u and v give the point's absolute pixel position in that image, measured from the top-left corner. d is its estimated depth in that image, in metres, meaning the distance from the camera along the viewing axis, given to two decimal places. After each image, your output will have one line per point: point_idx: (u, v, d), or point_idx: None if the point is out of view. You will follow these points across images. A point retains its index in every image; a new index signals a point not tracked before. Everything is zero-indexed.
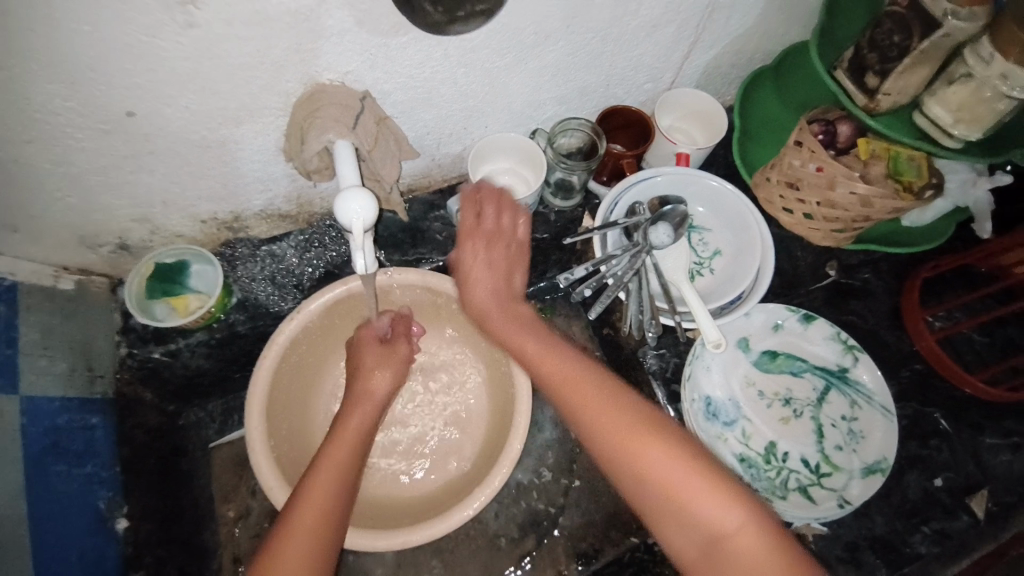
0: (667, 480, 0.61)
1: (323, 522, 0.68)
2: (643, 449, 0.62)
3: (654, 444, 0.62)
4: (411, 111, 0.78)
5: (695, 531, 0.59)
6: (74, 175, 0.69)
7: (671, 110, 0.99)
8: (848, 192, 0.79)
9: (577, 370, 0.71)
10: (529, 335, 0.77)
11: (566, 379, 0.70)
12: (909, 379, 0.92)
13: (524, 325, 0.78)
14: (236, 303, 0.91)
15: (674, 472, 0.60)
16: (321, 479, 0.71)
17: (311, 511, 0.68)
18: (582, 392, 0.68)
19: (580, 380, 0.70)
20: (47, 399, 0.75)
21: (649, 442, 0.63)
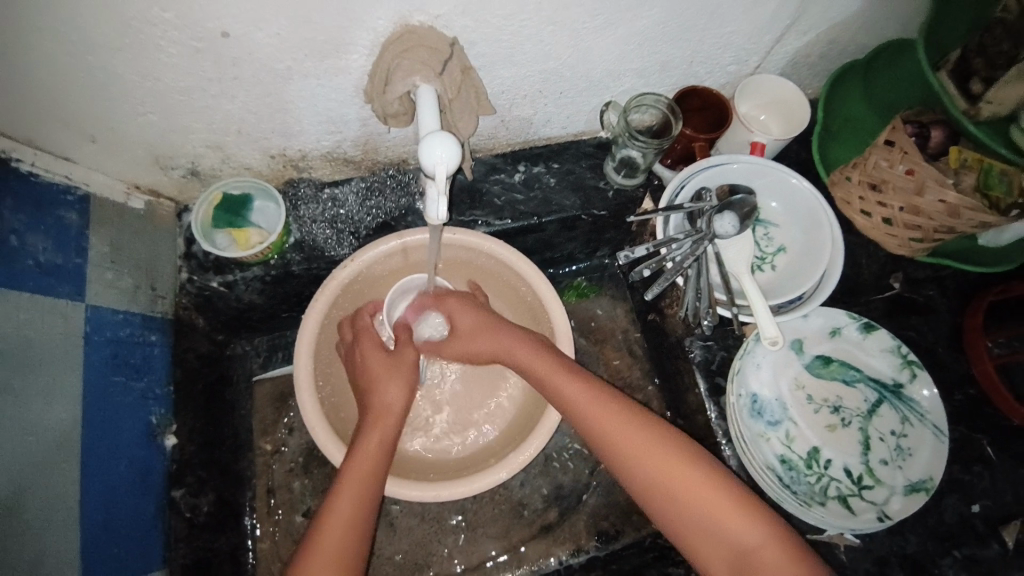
0: (680, 497, 0.64)
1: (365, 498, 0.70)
2: (661, 462, 0.66)
3: (676, 464, 0.65)
4: (492, 66, 0.77)
5: (721, 543, 0.62)
6: (158, 92, 0.70)
7: (750, 97, 0.95)
8: (936, 199, 0.76)
9: (583, 393, 0.72)
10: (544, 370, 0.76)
11: (591, 412, 0.71)
12: (962, 402, 0.89)
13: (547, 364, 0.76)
14: (293, 243, 0.91)
15: (694, 495, 0.63)
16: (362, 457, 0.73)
17: (354, 483, 0.71)
18: (597, 415, 0.70)
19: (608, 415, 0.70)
20: (111, 310, 0.77)
21: (676, 465, 0.65)
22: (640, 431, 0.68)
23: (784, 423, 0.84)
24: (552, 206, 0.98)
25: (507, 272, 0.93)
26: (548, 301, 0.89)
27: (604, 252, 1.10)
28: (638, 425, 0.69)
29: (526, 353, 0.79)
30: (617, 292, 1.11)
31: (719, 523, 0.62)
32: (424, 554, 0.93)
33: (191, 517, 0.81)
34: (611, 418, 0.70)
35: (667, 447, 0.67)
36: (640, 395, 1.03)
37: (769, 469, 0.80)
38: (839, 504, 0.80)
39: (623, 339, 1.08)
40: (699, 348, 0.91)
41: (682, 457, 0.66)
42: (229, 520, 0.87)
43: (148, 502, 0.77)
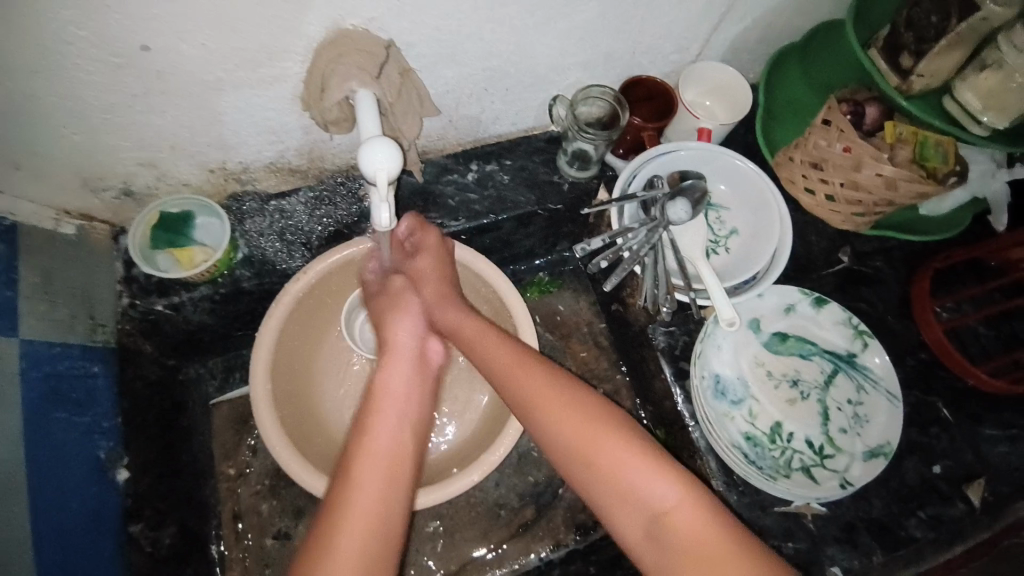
0: (601, 464, 0.64)
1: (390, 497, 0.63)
2: (581, 426, 0.66)
3: (603, 432, 0.65)
4: (434, 66, 0.75)
5: (639, 507, 0.62)
6: (79, 111, 0.66)
7: (694, 83, 0.97)
8: (873, 174, 0.78)
9: (512, 361, 0.72)
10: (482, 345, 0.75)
11: (520, 377, 0.71)
12: (913, 367, 0.93)
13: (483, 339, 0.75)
14: (242, 259, 0.88)
15: (618, 459, 0.64)
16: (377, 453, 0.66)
17: (374, 477, 0.64)
18: (525, 383, 0.70)
19: (537, 381, 0.70)
20: (47, 344, 0.73)
21: (598, 434, 0.65)
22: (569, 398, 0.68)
23: (747, 401, 0.85)
24: (506, 203, 0.97)
25: (464, 271, 0.92)
26: (509, 299, 0.88)
27: (563, 246, 1.10)
28: (564, 398, 0.68)
29: (487, 341, 0.75)
30: (578, 285, 1.11)
31: (631, 488, 0.62)
32: (403, 565, 0.91)
33: (152, 551, 0.77)
34: (544, 393, 0.69)
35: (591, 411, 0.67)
36: (608, 385, 1.02)
37: (734, 448, 0.81)
38: (803, 476, 0.82)
39: (587, 332, 1.07)
40: (662, 335, 0.92)
41: (607, 424, 0.66)
42: (197, 550, 0.84)
43: (106, 541, 0.73)
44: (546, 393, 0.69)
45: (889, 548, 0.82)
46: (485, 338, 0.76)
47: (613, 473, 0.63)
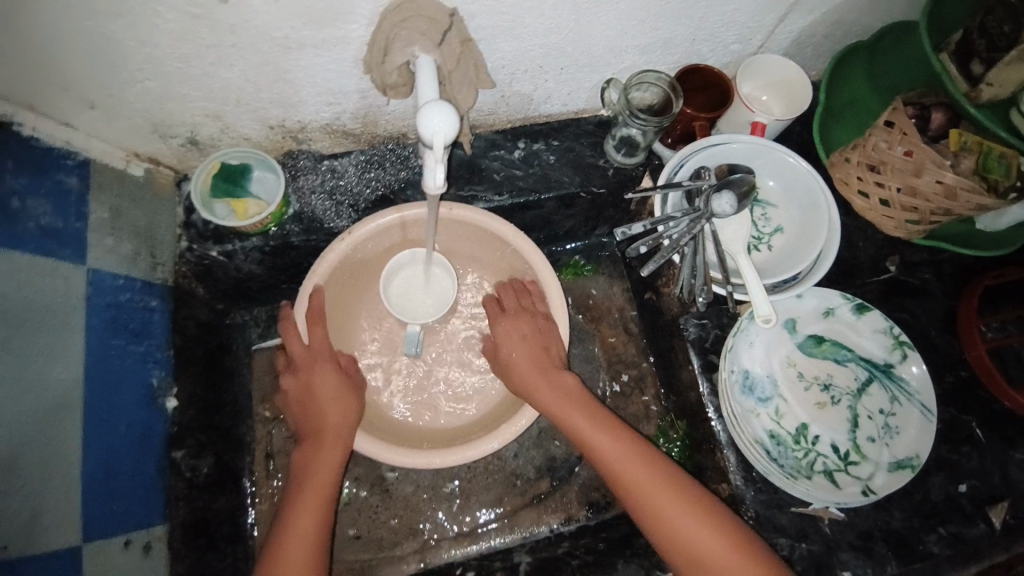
0: (697, 552, 0.69)
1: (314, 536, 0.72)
2: (678, 513, 0.71)
3: (701, 525, 0.70)
4: (493, 39, 0.77)
5: None
6: (155, 59, 0.70)
7: (753, 76, 0.95)
8: (934, 180, 0.76)
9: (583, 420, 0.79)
10: (542, 383, 0.83)
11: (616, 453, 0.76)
12: (951, 384, 0.90)
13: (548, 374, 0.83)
14: (293, 215, 0.92)
15: (688, 525, 0.70)
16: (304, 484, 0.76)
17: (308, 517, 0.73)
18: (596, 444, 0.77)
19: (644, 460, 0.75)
20: (111, 276, 0.78)
21: (703, 528, 0.69)
22: (674, 493, 0.72)
23: (774, 400, 0.85)
24: (550, 182, 0.98)
25: (505, 248, 0.93)
26: (545, 280, 0.90)
27: (602, 230, 1.11)
28: (675, 495, 0.72)
29: (545, 385, 0.82)
30: (614, 271, 1.12)
31: (724, 570, 0.68)
32: (417, 521, 0.94)
33: (190, 477, 0.84)
34: (655, 486, 0.72)
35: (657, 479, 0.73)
36: (634, 371, 1.05)
37: (757, 444, 0.81)
38: (824, 479, 0.81)
39: (618, 317, 1.09)
40: (694, 326, 0.91)
41: (700, 514, 0.71)
42: (228, 483, 0.89)
43: (148, 462, 0.79)
44: (643, 483, 0.73)
45: (904, 560, 0.81)
46: (534, 376, 0.83)
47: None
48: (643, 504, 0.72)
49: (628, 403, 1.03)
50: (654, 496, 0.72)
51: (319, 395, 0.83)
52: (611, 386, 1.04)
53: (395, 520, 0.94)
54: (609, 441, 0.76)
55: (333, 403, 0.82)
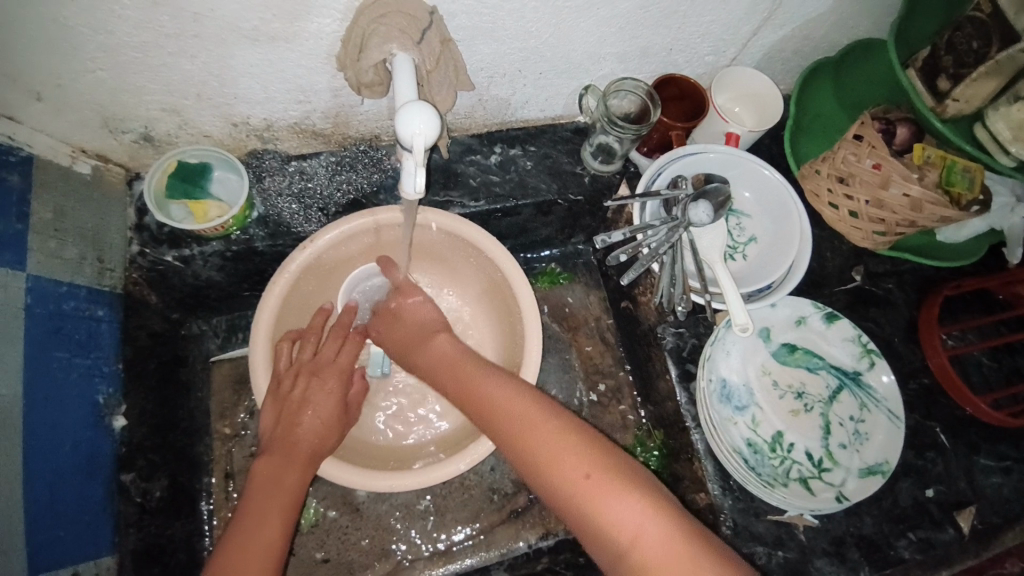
0: (571, 489, 0.61)
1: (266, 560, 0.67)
2: (553, 452, 0.63)
3: (572, 455, 0.62)
4: (473, 40, 0.75)
5: (607, 529, 0.58)
6: (108, 47, 0.65)
7: (727, 88, 0.96)
8: (900, 193, 0.79)
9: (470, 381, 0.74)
10: (428, 358, 0.80)
11: (498, 404, 0.70)
12: (915, 391, 0.93)
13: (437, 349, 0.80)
14: (257, 218, 0.87)
15: (563, 464, 0.62)
16: (259, 506, 0.71)
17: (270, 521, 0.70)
18: (483, 401, 0.71)
19: (525, 408, 0.68)
20: (55, 282, 0.71)
21: (575, 458, 0.62)
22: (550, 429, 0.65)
23: (750, 408, 0.85)
24: (528, 189, 0.97)
25: (479, 256, 0.90)
26: (517, 287, 0.86)
27: (579, 239, 1.10)
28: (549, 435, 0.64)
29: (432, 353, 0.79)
30: (590, 280, 1.11)
31: (600, 509, 0.58)
32: (390, 541, 0.90)
33: (142, 502, 0.76)
34: (532, 429, 0.65)
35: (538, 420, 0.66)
36: (611, 380, 1.05)
37: (735, 453, 0.81)
38: (799, 486, 0.81)
39: (595, 327, 1.08)
40: (671, 335, 0.91)
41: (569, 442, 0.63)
42: (184, 506, 0.83)
43: (94, 486, 0.72)
44: (519, 424, 0.67)
45: (877, 565, 0.83)
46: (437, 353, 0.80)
47: (594, 501, 0.59)
48: (533, 456, 0.64)
49: (605, 413, 1.02)
50: (535, 444, 0.64)
51: (314, 412, 0.78)
52: (588, 396, 1.03)
53: (367, 540, 0.90)
54: (506, 409, 0.69)
55: (298, 429, 0.77)
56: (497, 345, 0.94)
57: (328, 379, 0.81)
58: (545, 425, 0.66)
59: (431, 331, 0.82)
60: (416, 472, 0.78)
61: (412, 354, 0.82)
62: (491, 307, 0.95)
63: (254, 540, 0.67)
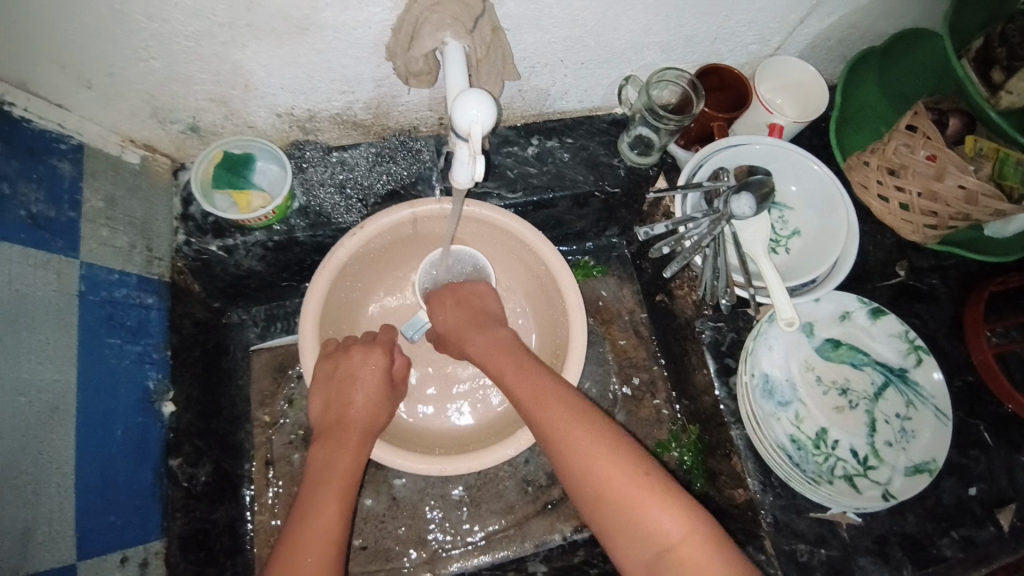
0: (615, 494, 0.62)
1: (330, 540, 0.66)
2: (598, 458, 0.64)
3: (615, 465, 0.64)
4: (519, 29, 0.74)
5: (646, 538, 0.60)
6: (162, 36, 0.66)
7: (769, 78, 0.94)
8: (955, 185, 0.77)
9: (519, 377, 0.74)
10: (490, 351, 0.79)
11: (544, 400, 0.70)
12: (959, 389, 0.91)
13: (496, 345, 0.79)
14: (298, 209, 0.87)
15: (611, 472, 0.63)
16: (314, 483, 0.70)
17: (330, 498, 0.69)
18: (532, 395, 0.71)
19: (569, 407, 0.69)
20: (105, 269, 0.73)
21: (618, 467, 0.63)
22: (589, 437, 0.66)
23: (794, 404, 0.84)
24: (565, 181, 0.96)
25: (520, 247, 0.90)
26: (561, 278, 0.86)
27: (613, 232, 1.09)
28: (591, 441, 0.65)
29: (489, 351, 0.79)
30: (624, 273, 1.10)
31: (640, 518, 0.60)
32: (425, 530, 0.91)
33: (188, 486, 0.77)
34: (575, 433, 0.67)
35: (587, 420, 0.68)
36: (645, 375, 1.04)
37: (779, 449, 0.80)
38: (844, 483, 0.80)
39: (628, 320, 1.07)
40: (710, 329, 0.90)
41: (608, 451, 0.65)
42: (227, 492, 0.84)
43: (145, 471, 0.73)
44: (565, 422, 0.68)
45: (920, 564, 0.81)
46: (497, 351, 0.79)
47: (636, 506, 0.61)
48: (580, 456, 0.65)
49: (639, 407, 1.02)
50: (577, 450, 0.65)
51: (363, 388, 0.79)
52: (622, 390, 1.03)
53: (403, 528, 0.91)
54: (549, 407, 0.69)
55: (354, 411, 0.77)
56: (536, 336, 0.94)
57: (370, 355, 0.81)
58: (593, 426, 0.67)
59: (486, 321, 0.83)
60: (464, 457, 0.78)
61: (469, 344, 0.82)
62: (531, 299, 0.95)
63: (319, 518, 0.67)
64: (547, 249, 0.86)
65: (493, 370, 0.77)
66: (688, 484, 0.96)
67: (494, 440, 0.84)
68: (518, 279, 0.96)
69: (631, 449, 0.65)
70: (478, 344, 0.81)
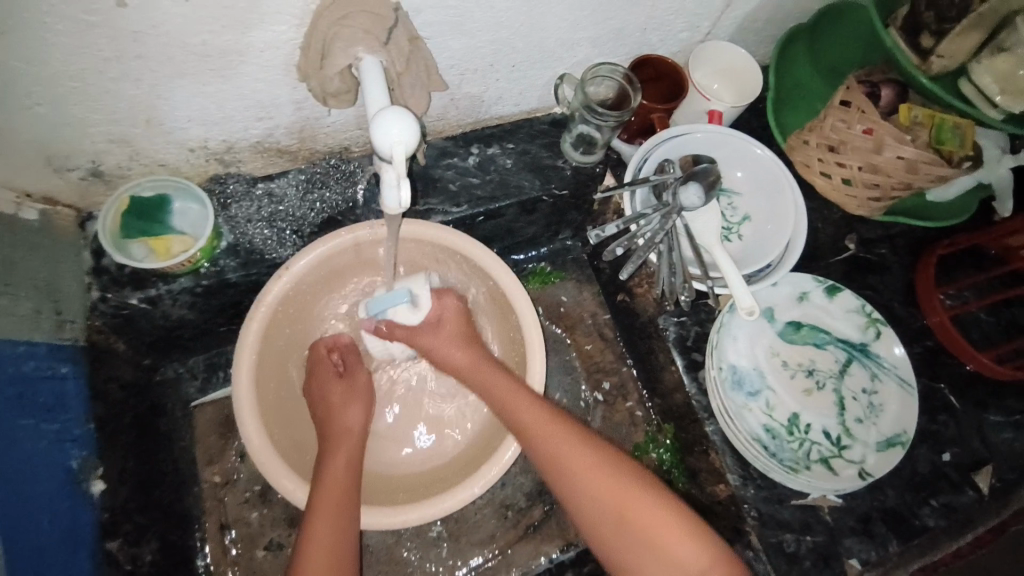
0: (632, 520, 0.64)
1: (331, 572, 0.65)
2: (615, 485, 0.66)
3: (631, 491, 0.65)
4: (442, 37, 0.70)
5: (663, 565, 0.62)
6: (44, 79, 0.59)
7: (702, 64, 0.94)
8: (894, 156, 0.77)
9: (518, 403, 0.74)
10: (491, 380, 0.78)
11: (545, 429, 0.71)
12: (920, 355, 0.91)
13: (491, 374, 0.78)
14: (226, 248, 0.81)
15: (630, 498, 0.65)
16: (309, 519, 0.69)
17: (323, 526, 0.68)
18: (535, 423, 0.71)
19: (572, 434, 0.70)
20: (9, 343, 0.64)
21: (633, 494, 0.65)
22: (593, 461, 0.68)
23: (763, 393, 0.83)
24: (509, 188, 0.92)
25: (471, 266, 0.86)
26: (514, 296, 0.82)
27: (566, 235, 1.06)
28: (597, 465, 0.68)
29: (483, 380, 0.78)
30: (582, 276, 1.06)
31: (659, 546, 0.63)
32: (404, 573, 0.86)
33: (133, 568, 0.70)
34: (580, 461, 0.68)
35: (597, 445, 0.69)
36: (615, 378, 1.01)
37: (754, 440, 0.79)
38: (821, 467, 0.80)
39: (592, 323, 1.04)
40: (674, 326, 0.89)
41: (613, 473, 0.67)
42: (179, 565, 0.77)
43: (78, 560, 0.66)
44: (573, 450, 0.69)
45: (904, 537, 0.81)
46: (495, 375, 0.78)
47: (653, 536, 0.63)
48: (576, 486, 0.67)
49: (612, 411, 0.99)
50: (581, 475, 0.67)
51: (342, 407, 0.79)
52: (593, 396, 1.00)
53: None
54: (543, 432, 0.71)
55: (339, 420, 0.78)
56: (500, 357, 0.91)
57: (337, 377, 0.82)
58: (604, 451, 0.69)
59: (476, 346, 0.81)
60: (427, 501, 0.75)
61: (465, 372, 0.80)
62: (485, 319, 0.90)
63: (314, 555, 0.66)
64: (498, 267, 0.83)
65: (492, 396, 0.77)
66: (669, 485, 0.94)
67: (456, 479, 0.80)
68: (478, 300, 0.91)
69: (641, 472, 0.68)
70: (474, 372, 0.79)
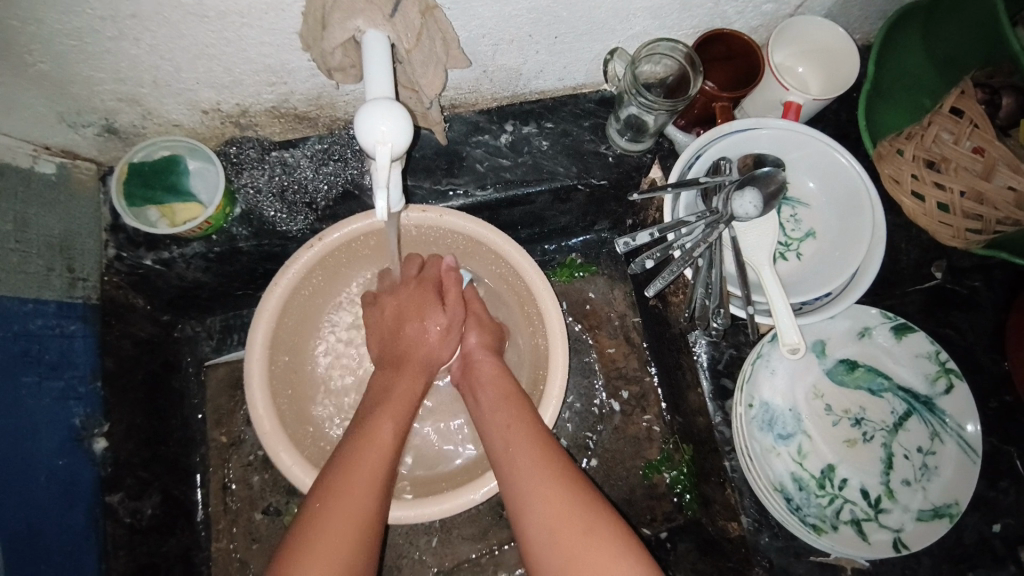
0: (554, 513, 0.60)
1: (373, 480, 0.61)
2: (539, 481, 0.63)
3: (548, 478, 0.63)
4: (468, 4, 0.61)
5: (569, 549, 0.58)
6: (41, 37, 0.56)
7: (789, 44, 0.78)
8: (1005, 185, 0.63)
9: (502, 414, 0.70)
10: (494, 388, 0.74)
11: (511, 440, 0.67)
12: (996, 412, 0.75)
13: (498, 383, 0.74)
14: (239, 215, 0.78)
15: (550, 491, 0.61)
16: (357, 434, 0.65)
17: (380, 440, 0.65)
18: (511, 430, 0.68)
19: (535, 448, 0.66)
20: (17, 300, 0.65)
21: (555, 477, 0.63)
22: (536, 454, 0.65)
23: (796, 437, 0.74)
24: (543, 173, 0.83)
25: (500, 261, 0.82)
26: (545, 303, 0.78)
27: (603, 226, 0.97)
28: (546, 462, 0.64)
29: (494, 389, 0.74)
30: (615, 272, 0.98)
31: (576, 528, 0.59)
32: (392, 558, 0.86)
33: (130, 521, 0.73)
34: (537, 475, 0.63)
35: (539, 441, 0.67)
36: (635, 388, 0.94)
37: (777, 491, 0.70)
38: (850, 529, 0.71)
39: (619, 325, 0.96)
40: (706, 346, 0.79)
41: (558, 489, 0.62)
42: (181, 518, 0.81)
43: (76, 513, 0.67)
44: (523, 464, 0.65)
45: None
46: (500, 385, 0.74)
47: (564, 522, 0.59)
48: (519, 473, 0.64)
49: (626, 424, 0.93)
50: (529, 480, 0.63)
51: (424, 333, 0.77)
52: (609, 405, 0.93)
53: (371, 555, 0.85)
54: (519, 423, 0.69)
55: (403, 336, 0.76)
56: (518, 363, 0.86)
57: (428, 300, 0.78)
58: (542, 448, 0.66)
59: (496, 348, 0.80)
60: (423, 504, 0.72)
61: (476, 382, 0.76)
62: (514, 325, 0.86)
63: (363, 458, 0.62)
64: (535, 271, 0.78)
65: (484, 411, 0.73)
66: (679, 509, 0.89)
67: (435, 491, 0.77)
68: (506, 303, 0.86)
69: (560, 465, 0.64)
70: (484, 381, 0.75)
